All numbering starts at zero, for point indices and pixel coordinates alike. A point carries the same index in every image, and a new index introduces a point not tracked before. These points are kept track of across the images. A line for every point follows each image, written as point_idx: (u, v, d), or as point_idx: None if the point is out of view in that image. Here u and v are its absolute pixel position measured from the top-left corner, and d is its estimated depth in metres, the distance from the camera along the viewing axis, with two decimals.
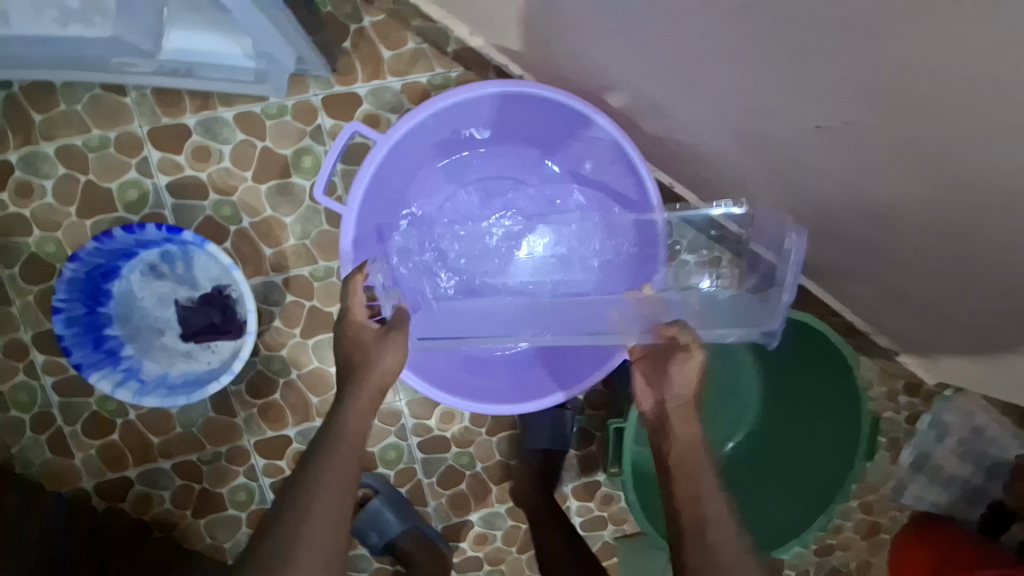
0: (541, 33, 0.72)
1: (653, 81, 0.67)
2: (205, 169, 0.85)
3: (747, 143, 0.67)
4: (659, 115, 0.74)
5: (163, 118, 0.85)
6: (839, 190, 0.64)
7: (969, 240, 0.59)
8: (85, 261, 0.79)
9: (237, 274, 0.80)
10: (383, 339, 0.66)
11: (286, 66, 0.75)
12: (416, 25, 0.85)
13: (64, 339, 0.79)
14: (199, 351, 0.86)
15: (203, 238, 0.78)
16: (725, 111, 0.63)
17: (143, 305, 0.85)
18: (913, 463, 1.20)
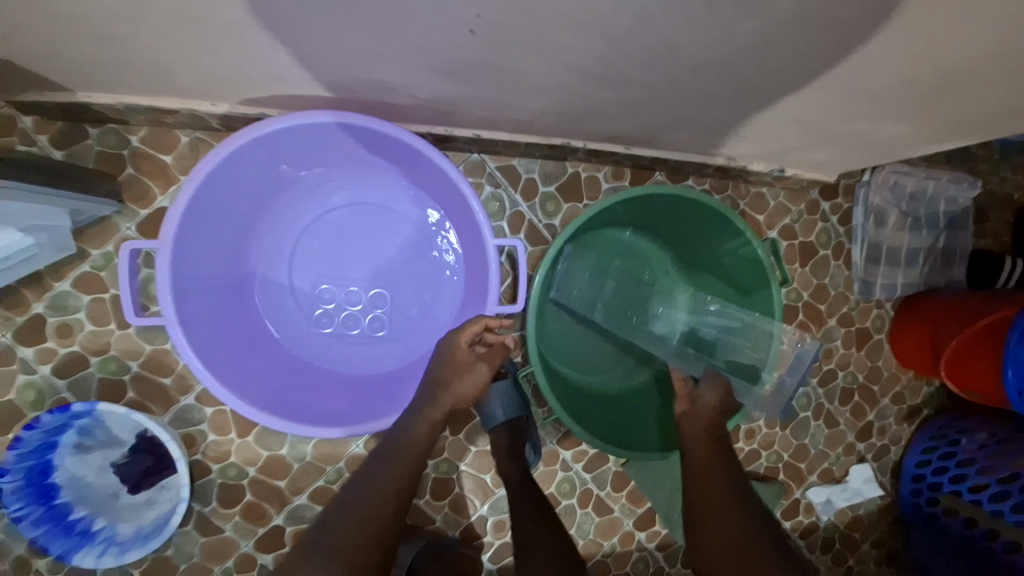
0: (250, 75, 0.71)
1: (350, 68, 0.65)
2: (74, 342, 0.90)
3: (464, 77, 0.64)
4: (391, 90, 0.71)
5: (16, 318, 0.88)
6: (566, 73, 0.61)
7: (688, 55, 0.57)
8: (16, 469, 0.85)
9: (137, 416, 0.85)
10: (476, 363, 0.83)
11: (63, 225, 0.80)
12: (175, 122, 0.86)
13: (38, 539, 0.85)
14: (157, 494, 0.92)
15: (89, 403, 0.83)
16: (415, 62, 0.61)
17: (91, 480, 0.91)
18: (868, 259, 1.16)
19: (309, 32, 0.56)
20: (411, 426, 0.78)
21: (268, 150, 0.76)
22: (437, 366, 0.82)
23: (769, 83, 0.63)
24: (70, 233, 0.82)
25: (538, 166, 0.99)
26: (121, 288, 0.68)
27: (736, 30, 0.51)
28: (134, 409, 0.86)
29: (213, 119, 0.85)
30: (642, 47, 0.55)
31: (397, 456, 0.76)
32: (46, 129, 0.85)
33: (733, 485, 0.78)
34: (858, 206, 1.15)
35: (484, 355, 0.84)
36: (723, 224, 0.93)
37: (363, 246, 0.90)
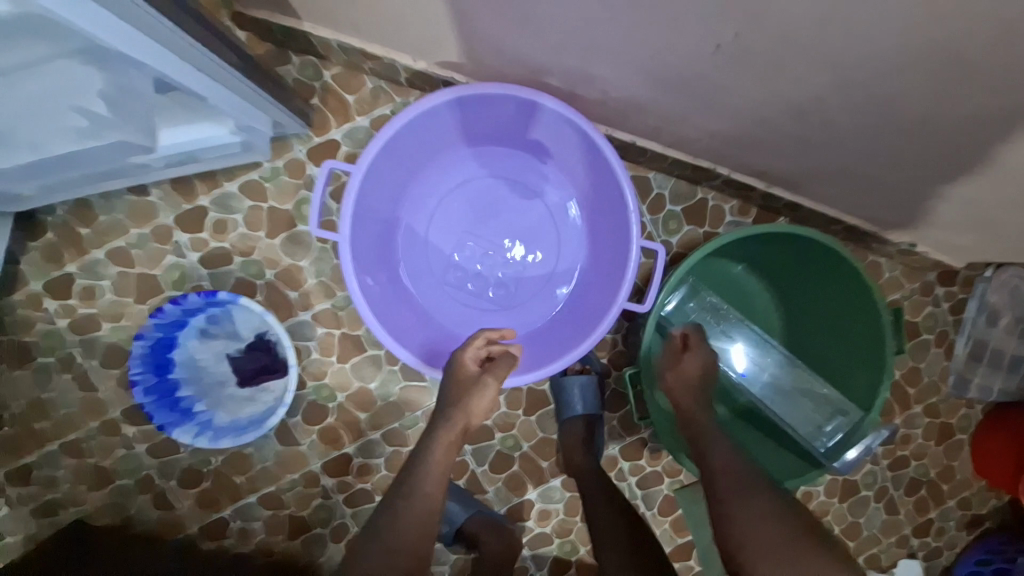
0: (464, 40, 0.77)
1: (564, 54, 0.71)
2: (226, 239, 0.98)
3: (666, 84, 0.70)
4: (585, 81, 0.77)
5: (184, 206, 0.98)
6: (765, 100, 0.66)
7: (897, 108, 0.60)
8: (149, 337, 0.93)
9: (271, 320, 0.92)
10: (481, 377, 0.81)
11: (265, 132, 0.87)
12: (369, 68, 0.95)
13: (147, 406, 0.93)
14: (260, 394, 0.97)
15: (235, 294, 0.90)
16: (636, 63, 0.67)
17: (206, 365, 0.97)
18: (969, 355, 1.15)
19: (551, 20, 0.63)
20: (425, 459, 0.77)
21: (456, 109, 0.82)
22: (448, 387, 0.82)
23: (959, 153, 0.65)
24: (267, 140, 0.89)
25: (671, 184, 1.03)
26: (314, 197, 0.75)
27: (966, 96, 0.54)
28: (270, 312, 0.92)
29: (404, 72, 0.92)
30: (858, 93, 0.59)
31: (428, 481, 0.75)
32: (257, 46, 0.95)
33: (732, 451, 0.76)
34: (973, 299, 1.13)
35: (490, 368, 0.82)
36: (847, 282, 0.93)
37: (498, 220, 0.95)
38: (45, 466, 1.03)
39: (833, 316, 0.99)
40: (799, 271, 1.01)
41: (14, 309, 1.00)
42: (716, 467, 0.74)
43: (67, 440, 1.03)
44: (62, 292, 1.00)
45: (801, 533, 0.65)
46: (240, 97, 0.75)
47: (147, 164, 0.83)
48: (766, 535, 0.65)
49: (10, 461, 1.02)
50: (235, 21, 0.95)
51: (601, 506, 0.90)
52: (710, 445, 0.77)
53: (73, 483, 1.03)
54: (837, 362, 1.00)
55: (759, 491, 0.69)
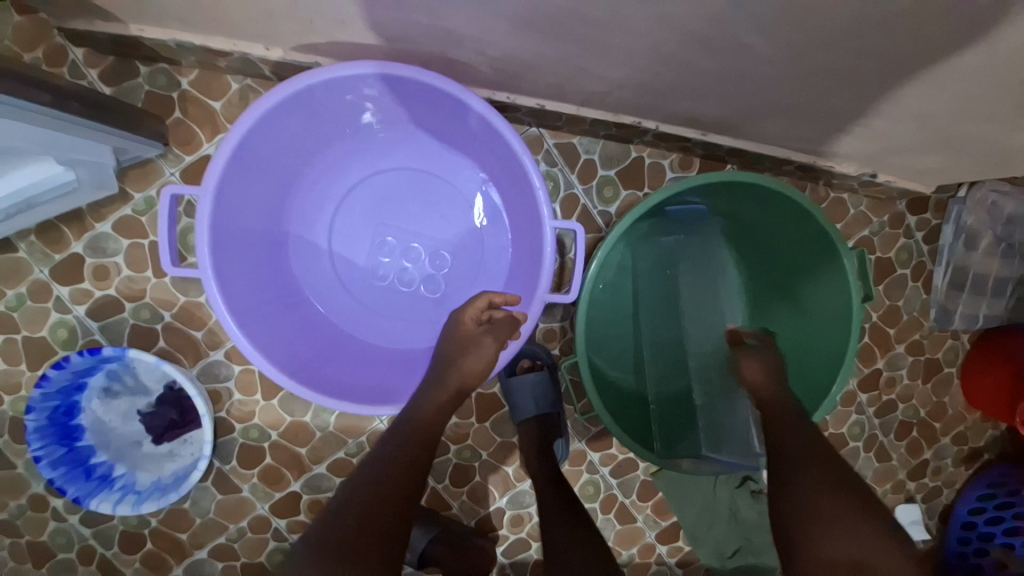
0: (302, 15, 0.65)
1: (416, 11, 0.58)
2: (109, 285, 0.88)
3: (542, 30, 0.58)
4: (453, 42, 0.65)
5: (55, 256, 0.88)
6: (656, 26, 0.54)
7: (814, 19, 0.48)
8: (40, 408, 0.83)
9: (168, 367, 0.83)
10: (480, 338, 0.73)
11: (107, 162, 0.78)
12: (225, 66, 0.83)
13: (56, 481, 0.84)
14: (181, 446, 0.90)
15: (121, 348, 0.81)
16: (491, 8, 0.54)
17: (114, 427, 0.89)
18: (950, 285, 1.06)
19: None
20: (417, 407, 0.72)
21: (320, 98, 0.70)
22: (445, 345, 0.76)
23: (893, 62, 0.54)
24: (112, 170, 0.80)
25: (600, 146, 0.91)
26: (159, 229, 0.63)
27: None
28: (165, 359, 0.83)
29: (263, 65, 0.81)
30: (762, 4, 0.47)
31: (401, 449, 0.70)
32: (98, 62, 0.84)
33: (814, 441, 0.71)
34: (948, 224, 1.05)
35: (489, 327, 0.74)
36: (804, 226, 0.83)
37: (403, 216, 0.84)
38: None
39: (795, 269, 0.90)
40: (755, 222, 0.90)
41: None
42: (783, 451, 0.70)
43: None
44: None
45: (878, 538, 0.59)
46: (42, 126, 0.63)
47: None
48: (840, 525, 0.60)
49: None
50: (66, 38, 0.82)
51: (554, 513, 0.83)
52: (788, 437, 0.71)
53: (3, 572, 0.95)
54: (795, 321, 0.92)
55: (843, 491, 0.63)
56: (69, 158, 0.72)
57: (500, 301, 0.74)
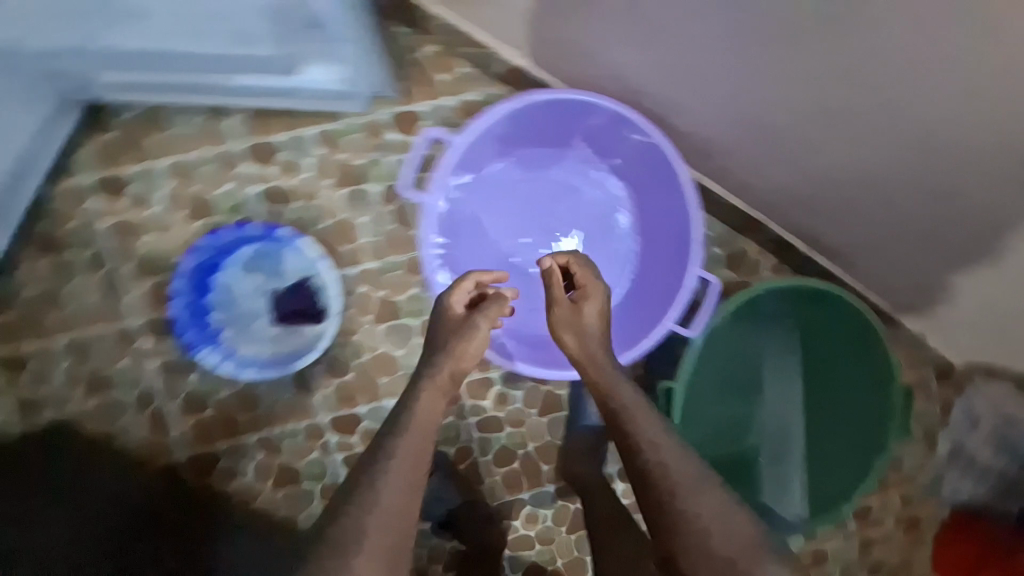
0: (581, 48, 0.84)
1: (668, 85, 0.82)
2: (289, 180, 0.98)
3: (753, 128, 0.81)
4: (674, 110, 0.88)
5: (253, 138, 0.97)
6: (835, 154, 0.77)
7: (937, 185, 0.74)
8: (200, 253, 0.94)
9: (324, 265, 0.96)
10: (474, 320, 0.77)
11: (366, 95, 0.93)
12: (468, 52, 0.98)
13: (181, 320, 0.93)
14: (287, 335, 0.97)
15: (297, 234, 0.95)
16: (724, 103, 0.79)
17: (238, 296, 0.96)
18: (946, 454, 1.22)
19: (678, 48, 0.74)
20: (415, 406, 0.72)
21: (548, 107, 0.88)
22: (437, 331, 0.79)
23: (979, 237, 0.78)
24: (366, 100, 0.95)
25: (718, 229, 1.06)
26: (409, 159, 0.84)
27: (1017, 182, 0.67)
28: (325, 259, 0.96)
29: (502, 65, 0.98)
30: (924, 159, 0.71)
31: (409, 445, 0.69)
32: None
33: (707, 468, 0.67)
34: (961, 404, 1.22)
35: (481, 310, 0.78)
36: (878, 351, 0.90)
37: (559, 221, 0.98)
38: (39, 359, 0.97)
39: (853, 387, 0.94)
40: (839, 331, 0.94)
41: (50, 195, 0.94)
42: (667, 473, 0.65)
43: (68, 340, 0.97)
44: (110, 190, 0.95)
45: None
46: (360, 50, 0.78)
47: (247, 87, 0.87)
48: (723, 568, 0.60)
49: (7, 347, 0.97)
50: None
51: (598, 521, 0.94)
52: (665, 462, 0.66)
53: (65, 384, 0.97)
54: (853, 481, 0.92)
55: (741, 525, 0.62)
56: (352, 80, 0.87)
57: (487, 280, 0.81)
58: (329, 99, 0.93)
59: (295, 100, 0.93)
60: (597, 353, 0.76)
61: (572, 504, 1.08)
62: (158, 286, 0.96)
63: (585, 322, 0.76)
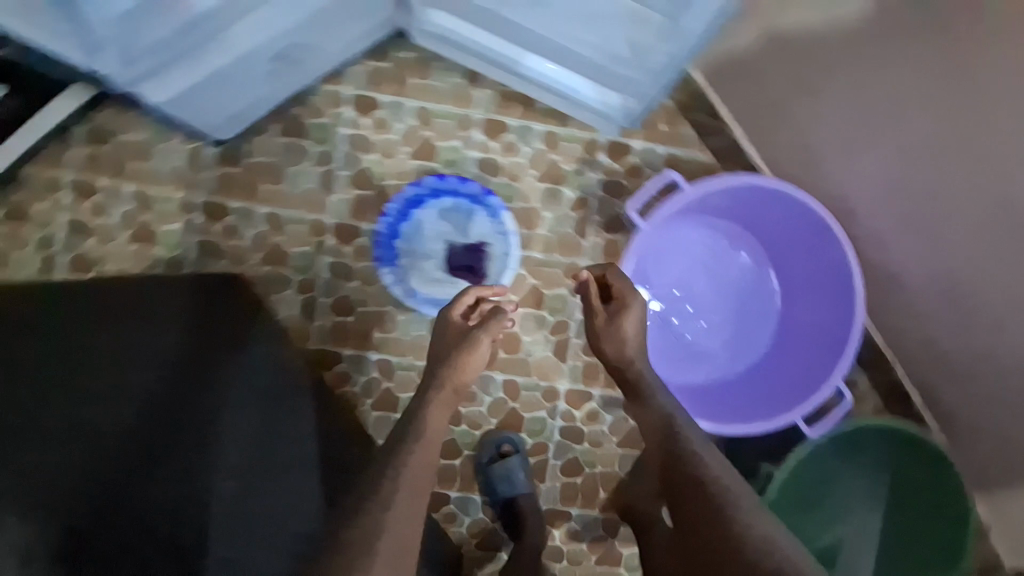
0: (818, 159, 0.94)
1: (886, 222, 0.90)
2: (506, 158, 1.09)
3: (949, 289, 0.87)
4: (876, 244, 0.95)
5: (495, 112, 1.08)
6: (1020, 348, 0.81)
7: None
8: (420, 188, 1.07)
9: (510, 240, 1.07)
10: (477, 337, 0.74)
11: (616, 125, 1.07)
12: (701, 119, 1.09)
13: (378, 236, 1.06)
14: (448, 284, 1.06)
15: (503, 208, 1.07)
16: (936, 257, 0.86)
17: (426, 235, 1.07)
18: None
19: (909, 177, 0.82)
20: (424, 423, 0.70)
21: (760, 196, 0.94)
22: (438, 347, 0.76)
23: None
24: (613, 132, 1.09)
25: None
26: (646, 188, 0.89)
27: None
28: (514, 235, 1.07)
29: (725, 141, 1.08)
30: None
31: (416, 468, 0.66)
32: None
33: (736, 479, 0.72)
34: None
35: (484, 324, 0.75)
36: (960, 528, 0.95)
37: (714, 290, 1.04)
38: (238, 216, 1.05)
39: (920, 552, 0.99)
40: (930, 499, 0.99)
41: (317, 90, 1.05)
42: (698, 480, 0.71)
43: (271, 211, 1.05)
44: (363, 108, 1.06)
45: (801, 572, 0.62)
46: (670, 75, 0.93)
47: (537, 77, 1.00)
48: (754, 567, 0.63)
49: (218, 196, 1.04)
50: None
51: None
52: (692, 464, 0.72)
53: (250, 245, 1.06)
54: None
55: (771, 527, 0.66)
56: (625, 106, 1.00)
57: (489, 293, 0.79)
58: (585, 114, 1.07)
59: (556, 105, 1.08)
60: (632, 363, 0.81)
61: (610, 537, 1.14)
62: (362, 201, 1.06)
63: (624, 331, 0.81)
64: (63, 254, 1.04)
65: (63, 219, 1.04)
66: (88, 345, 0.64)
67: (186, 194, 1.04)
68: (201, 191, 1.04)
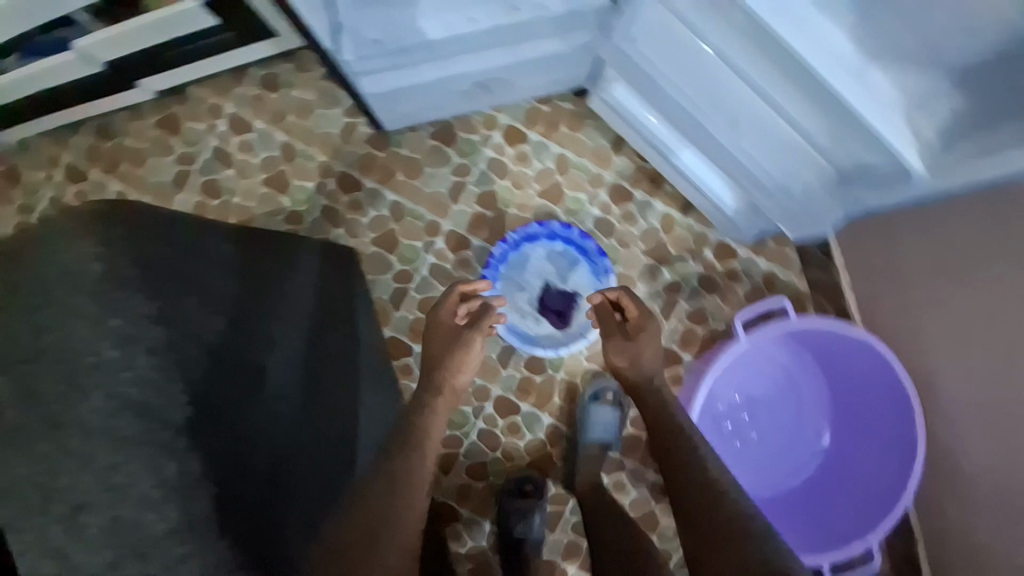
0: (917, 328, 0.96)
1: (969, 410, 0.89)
2: (622, 224, 1.15)
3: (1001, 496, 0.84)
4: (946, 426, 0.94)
5: (627, 180, 1.14)
6: None
7: None
8: (544, 228, 1.10)
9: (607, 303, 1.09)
10: (462, 331, 0.80)
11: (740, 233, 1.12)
12: (808, 251, 1.15)
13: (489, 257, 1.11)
14: (535, 321, 1.11)
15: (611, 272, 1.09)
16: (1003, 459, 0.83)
17: (531, 269, 1.12)
18: None
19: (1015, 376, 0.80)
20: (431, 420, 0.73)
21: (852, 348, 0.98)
22: (429, 342, 0.81)
23: None
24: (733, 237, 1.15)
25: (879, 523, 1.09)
26: (758, 306, 0.95)
27: None
28: None
29: (825, 279, 1.13)
30: None
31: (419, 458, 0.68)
32: None
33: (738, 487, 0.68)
34: None
35: (471, 322, 0.81)
36: None
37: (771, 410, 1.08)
38: (366, 195, 1.11)
39: None
40: None
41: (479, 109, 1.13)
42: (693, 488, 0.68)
43: (397, 200, 1.11)
44: (510, 138, 1.13)
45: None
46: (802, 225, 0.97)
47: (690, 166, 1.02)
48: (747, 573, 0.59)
49: (356, 170, 1.11)
50: None
51: None
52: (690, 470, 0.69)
53: (367, 223, 1.11)
54: None
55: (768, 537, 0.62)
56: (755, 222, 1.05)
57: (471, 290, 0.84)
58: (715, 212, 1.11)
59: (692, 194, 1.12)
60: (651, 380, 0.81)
61: None
62: (481, 218, 1.13)
63: (641, 350, 0.82)
64: (199, 175, 1.09)
65: (210, 145, 1.10)
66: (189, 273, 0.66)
67: (328, 160, 1.10)
68: (342, 162, 1.10)
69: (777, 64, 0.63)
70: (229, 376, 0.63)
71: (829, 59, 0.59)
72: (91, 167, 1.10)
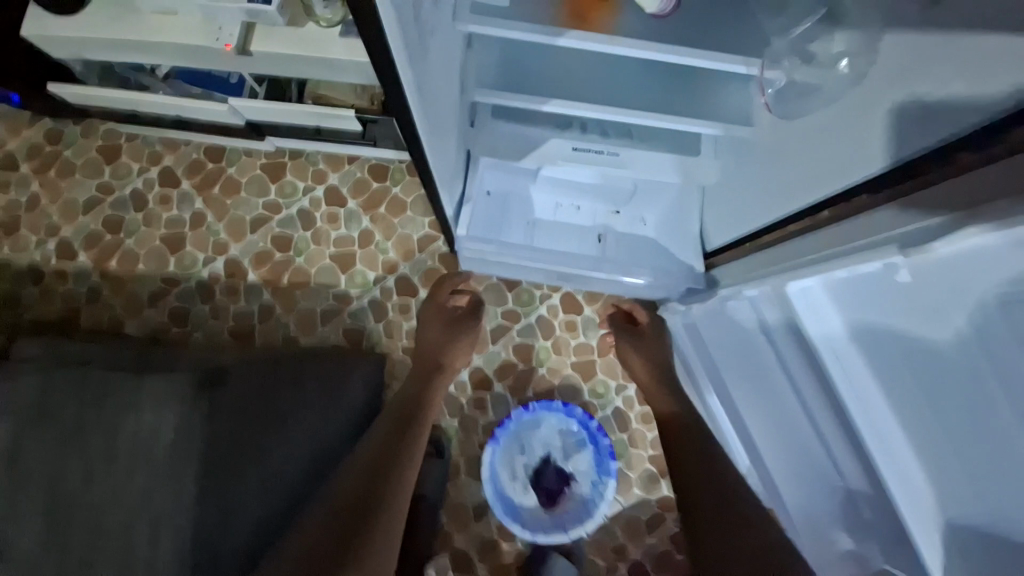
0: None
1: None
2: (640, 425, 1.15)
3: None
4: None
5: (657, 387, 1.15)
6: None
7: None
8: (567, 409, 1.11)
9: (600, 506, 1.08)
10: (453, 314, 1.05)
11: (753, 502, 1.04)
12: None
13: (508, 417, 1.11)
14: (524, 492, 1.10)
15: (613, 477, 1.08)
16: None
17: (538, 438, 1.13)
18: None
19: None
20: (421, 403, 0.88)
21: None
22: (426, 323, 1.03)
23: None
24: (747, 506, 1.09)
25: None
26: None
27: None
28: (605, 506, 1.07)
29: None
30: None
31: (383, 428, 0.81)
32: None
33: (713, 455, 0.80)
34: None
35: (457, 306, 1.07)
36: None
37: None
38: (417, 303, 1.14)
39: None
40: None
41: None
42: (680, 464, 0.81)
43: None
44: (566, 305, 1.18)
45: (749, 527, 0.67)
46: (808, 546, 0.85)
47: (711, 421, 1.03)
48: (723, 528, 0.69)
49: (418, 277, 1.14)
50: None
51: None
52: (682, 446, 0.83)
53: (407, 328, 1.13)
54: None
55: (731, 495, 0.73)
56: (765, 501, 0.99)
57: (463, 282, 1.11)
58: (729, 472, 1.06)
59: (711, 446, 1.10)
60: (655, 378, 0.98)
61: None
62: (510, 367, 1.16)
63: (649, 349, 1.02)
64: (277, 226, 1.14)
65: (300, 203, 1.15)
66: (122, 457, 0.81)
67: (398, 259, 1.15)
68: (409, 266, 1.15)
69: (842, 425, 0.68)
70: (207, 533, 0.79)
71: (882, 451, 0.63)
72: (185, 178, 1.15)
